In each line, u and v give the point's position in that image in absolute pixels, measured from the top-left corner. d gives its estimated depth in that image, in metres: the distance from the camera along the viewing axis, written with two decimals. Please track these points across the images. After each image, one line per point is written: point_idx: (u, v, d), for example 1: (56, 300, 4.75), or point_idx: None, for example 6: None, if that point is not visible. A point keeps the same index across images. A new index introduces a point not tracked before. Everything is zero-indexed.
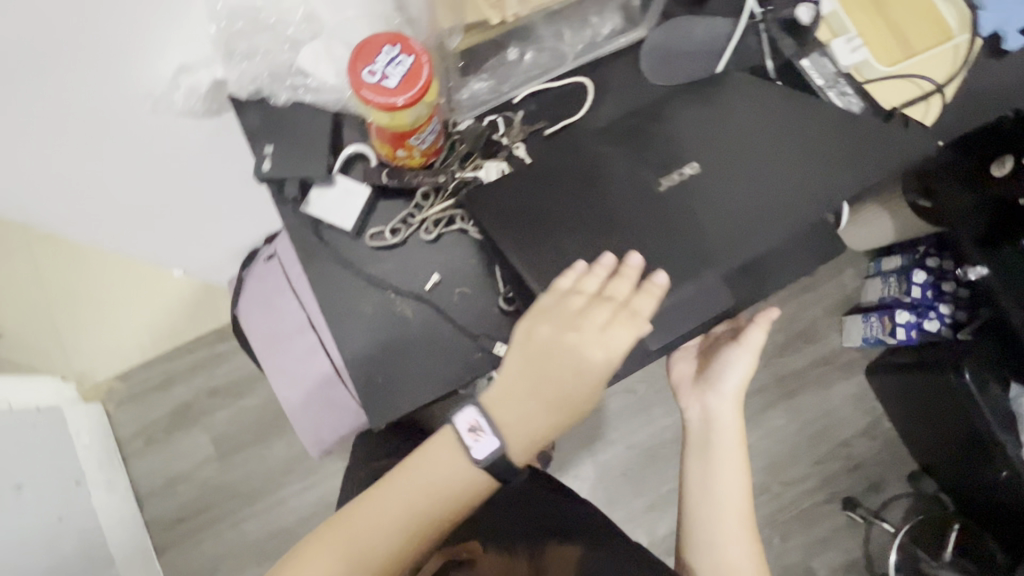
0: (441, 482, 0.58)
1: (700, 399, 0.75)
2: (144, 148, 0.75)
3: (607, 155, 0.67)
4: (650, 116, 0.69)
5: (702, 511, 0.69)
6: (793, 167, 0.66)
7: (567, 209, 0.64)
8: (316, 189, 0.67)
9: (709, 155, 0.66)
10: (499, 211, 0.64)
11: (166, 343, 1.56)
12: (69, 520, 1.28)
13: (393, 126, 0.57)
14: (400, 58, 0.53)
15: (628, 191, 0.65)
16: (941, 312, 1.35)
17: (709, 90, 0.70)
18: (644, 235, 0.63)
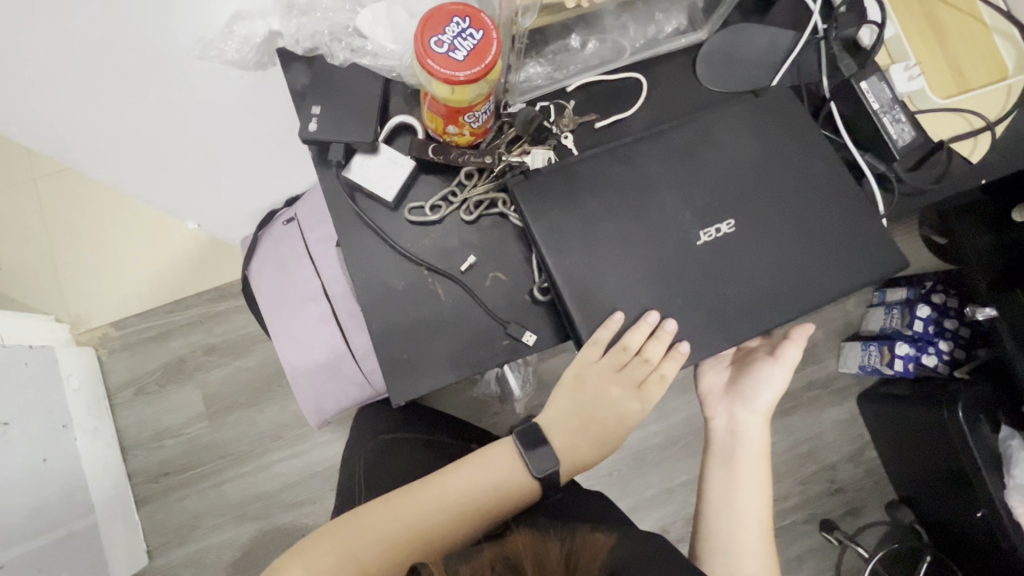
0: (491, 476, 0.66)
1: (728, 409, 0.75)
2: (183, 98, 0.72)
3: (655, 188, 0.66)
4: (703, 140, 0.68)
5: (721, 518, 0.68)
6: (821, 227, 0.67)
7: (609, 239, 0.64)
8: (360, 156, 0.66)
9: (752, 209, 0.67)
10: (556, 203, 0.63)
11: (166, 295, 1.54)
12: (54, 462, 1.26)
13: (453, 100, 0.56)
14: (469, 31, 0.52)
15: (668, 235, 0.65)
16: (940, 347, 1.38)
17: (766, 103, 0.69)
18: (676, 285, 0.64)
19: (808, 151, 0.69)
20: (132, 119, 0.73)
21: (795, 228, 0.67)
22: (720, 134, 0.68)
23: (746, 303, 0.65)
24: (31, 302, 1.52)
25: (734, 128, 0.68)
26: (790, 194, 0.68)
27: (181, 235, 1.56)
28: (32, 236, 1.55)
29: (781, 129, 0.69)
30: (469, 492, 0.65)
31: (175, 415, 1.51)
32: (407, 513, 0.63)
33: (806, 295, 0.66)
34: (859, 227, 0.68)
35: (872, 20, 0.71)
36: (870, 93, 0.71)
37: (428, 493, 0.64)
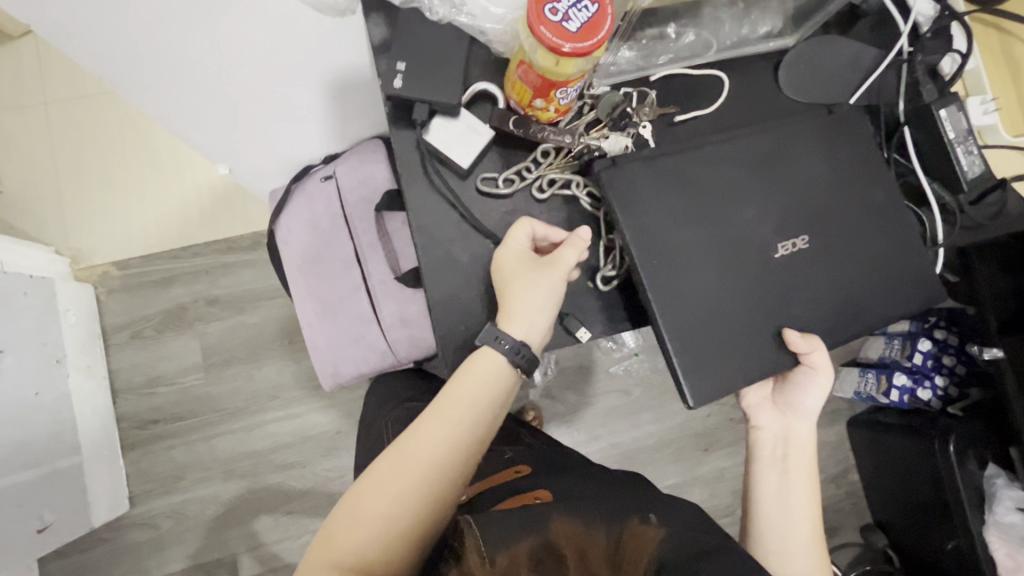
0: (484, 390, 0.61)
1: (778, 416, 0.72)
2: (254, 32, 0.69)
3: (739, 196, 0.64)
4: (786, 150, 0.67)
5: (775, 524, 0.66)
6: (884, 255, 0.68)
7: (694, 244, 0.62)
8: (440, 119, 0.64)
9: (825, 228, 0.67)
10: (641, 199, 0.62)
11: (174, 241, 1.49)
12: (45, 397, 1.22)
13: (554, 71, 0.55)
14: (584, 3, 0.50)
15: (747, 244, 0.64)
16: (935, 382, 1.39)
17: (846, 119, 0.69)
18: (753, 298, 0.63)
19: (879, 174, 0.69)
20: (196, 49, 0.69)
21: (860, 249, 0.67)
22: (799, 148, 0.67)
23: (805, 320, 0.65)
24: (32, 230, 1.46)
25: (814, 144, 0.67)
26: (860, 215, 0.68)
27: (195, 180, 1.51)
28: (38, 161, 1.49)
29: (856, 151, 0.69)
30: (475, 410, 0.61)
31: (170, 363, 1.48)
32: (425, 459, 0.58)
33: (861, 318, 0.67)
34: (915, 258, 0.69)
35: (956, 49, 0.72)
36: (947, 121, 0.70)
37: (438, 427, 0.59)
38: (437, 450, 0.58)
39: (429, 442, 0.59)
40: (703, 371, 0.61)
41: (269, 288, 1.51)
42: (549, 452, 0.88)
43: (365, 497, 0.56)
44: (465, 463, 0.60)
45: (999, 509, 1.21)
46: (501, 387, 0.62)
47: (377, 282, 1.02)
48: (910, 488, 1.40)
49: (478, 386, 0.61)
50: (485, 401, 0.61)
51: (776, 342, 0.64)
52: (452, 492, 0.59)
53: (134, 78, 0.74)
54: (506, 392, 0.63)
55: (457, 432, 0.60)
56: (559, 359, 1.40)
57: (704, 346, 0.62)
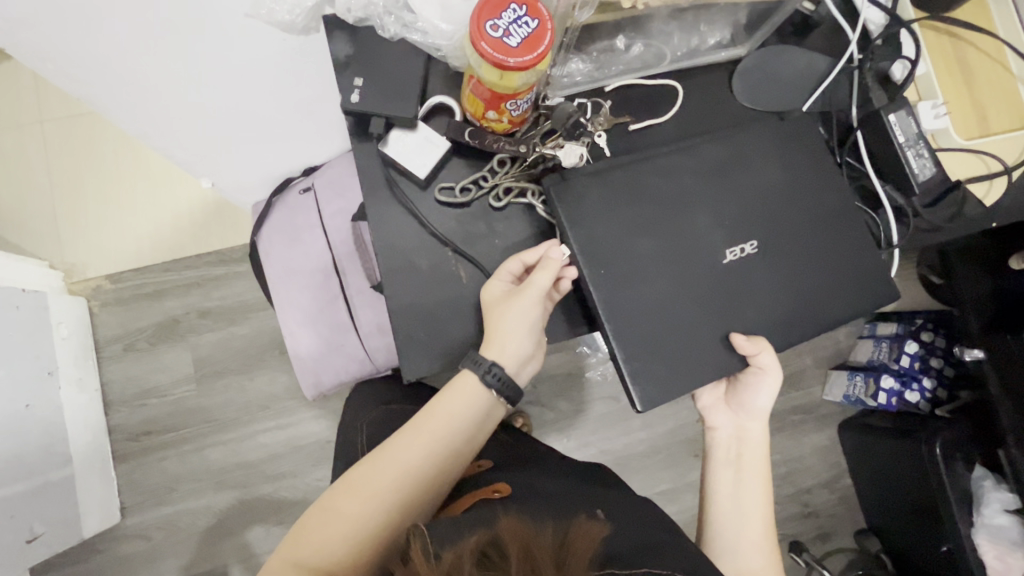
0: (462, 409, 0.65)
1: (731, 416, 0.76)
2: (223, 53, 0.72)
3: (690, 204, 0.66)
4: (737, 158, 0.68)
5: (727, 521, 0.70)
6: (838, 257, 0.70)
7: (645, 254, 0.64)
8: (397, 132, 0.67)
9: (777, 232, 0.68)
10: (591, 209, 0.64)
11: (165, 254, 1.52)
12: (36, 410, 1.24)
13: (500, 85, 0.57)
14: (525, 19, 0.53)
15: (698, 252, 0.66)
16: (923, 384, 1.39)
17: (797, 126, 0.71)
18: (704, 305, 0.65)
19: (831, 180, 0.71)
20: (167, 72, 0.72)
21: (813, 253, 0.69)
22: (749, 156, 0.69)
23: (753, 322, 0.66)
24: (27, 246, 1.49)
25: (764, 151, 0.69)
26: (812, 220, 0.69)
27: (187, 194, 1.54)
28: (34, 179, 1.52)
29: (806, 157, 0.70)
30: (452, 427, 0.64)
31: (163, 374, 1.50)
32: (400, 469, 0.61)
33: (813, 321, 0.69)
34: (866, 261, 0.71)
35: (905, 56, 0.74)
36: (897, 125, 0.73)
37: (416, 439, 0.63)
38: (412, 460, 0.62)
39: (405, 452, 0.62)
40: (655, 378, 0.63)
41: (259, 300, 1.53)
42: (519, 448, 0.88)
43: (338, 497, 0.59)
44: (438, 477, 0.63)
45: (988, 513, 1.25)
46: (479, 409, 0.66)
47: (353, 291, 1.03)
48: (895, 489, 1.40)
49: (457, 408, 0.65)
50: (462, 418, 0.65)
51: (725, 346, 0.66)
52: (423, 502, 0.61)
53: (111, 103, 0.76)
54: (484, 414, 0.67)
55: (433, 445, 0.63)
56: (545, 365, 1.41)
57: (655, 354, 0.63)
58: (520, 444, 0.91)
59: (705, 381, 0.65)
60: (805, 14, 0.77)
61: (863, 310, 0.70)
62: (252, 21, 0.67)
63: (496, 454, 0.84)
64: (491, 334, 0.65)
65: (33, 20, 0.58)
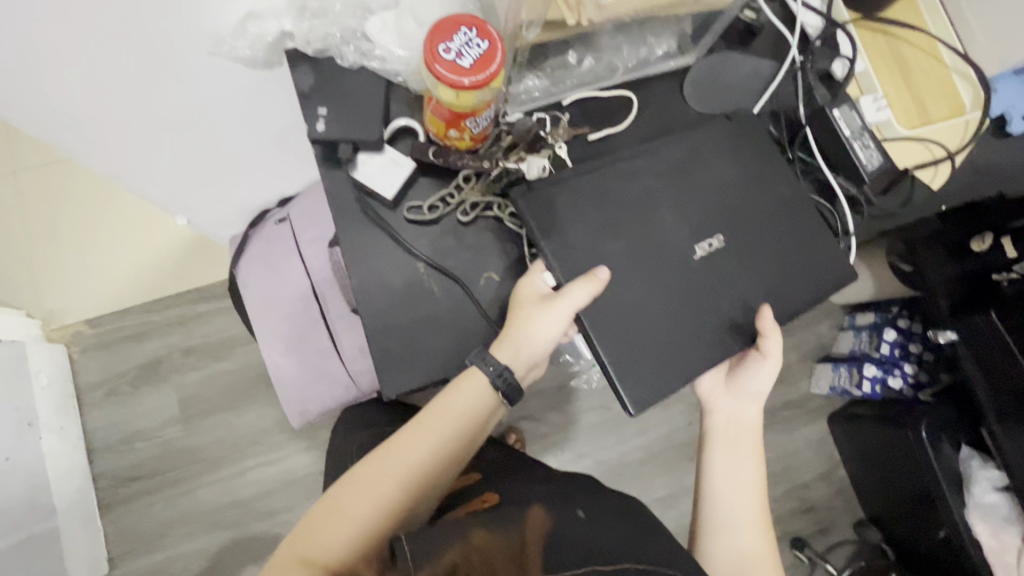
0: (467, 405, 0.65)
1: (731, 401, 0.77)
2: (190, 92, 0.74)
3: (651, 200, 0.69)
4: (692, 161, 0.71)
5: (725, 498, 0.71)
6: (797, 245, 0.72)
7: (616, 255, 0.66)
8: (364, 154, 0.69)
9: (737, 227, 0.71)
10: (561, 209, 0.66)
11: (144, 295, 1.51)
12: (16, 462, 1.23)
13: (457, 104, 0.59)
14: (476, 40, 0.55)
15: (665, 247, 0.68)
16: (905, 371, 1.41)
17: (745, 123, 0.74)
18: (678, 299, 0.67)
19: (782, 172, 0.74)
20: (139, 114, 0.74)
21: (771, 238, 0.72)
22: (703, 156, 0.72)
23: (724, 313, 0.68)
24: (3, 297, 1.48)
25: (715, 149, 0.72)
26: (765, 210, 0.72)
27: (164, 233, 1.54)
28: (7, 229, 1.52)
29: (757, 153, 0.74)
30: (459, 425, 0.64)
31: (147, 418, 1.47)
32: (406, 464, 0.61)
33: (780, 306, 0.71)
34: (818, 244, 0.73)
35: (843, 55, 0.79)
36: (841, 120, 0.77)
37: (420, 437, 0.63)
38: (416, 458, 0.61)
39: (412, 450, 0.62)
40: (638, 376, 0.65)
41: (241, 334, 1.52)
42: (510, 461, 0.89)
43: (347, 494, 0.59)
44: (443, 475, 0.63)
45: (978, 490, 1.21)
46: (484, 407, 0.65)
47: (332, 316, 1.04)
48: (886, 476, 1.42)
49: (463, 404, 0.64)
50: (472, 416, 0.65)
51: (714, 339, 0.68)
52: (428, 498, 0.62)
53: (85, 150, 0.77)
54: (489, 412, 0.66)
55: (439, 442, 0.63)
56: (535, 381, 1.41)
57: (638, 350, 0.65)
58: (512, 455, 0.92)
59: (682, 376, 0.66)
60: (748, 22, 0.80)
61: (824, 292, 0.73)
62: (217, 59, 0.69)
63: (485, 467, 0.85)
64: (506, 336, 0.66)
65: (1, 73, 0.59)
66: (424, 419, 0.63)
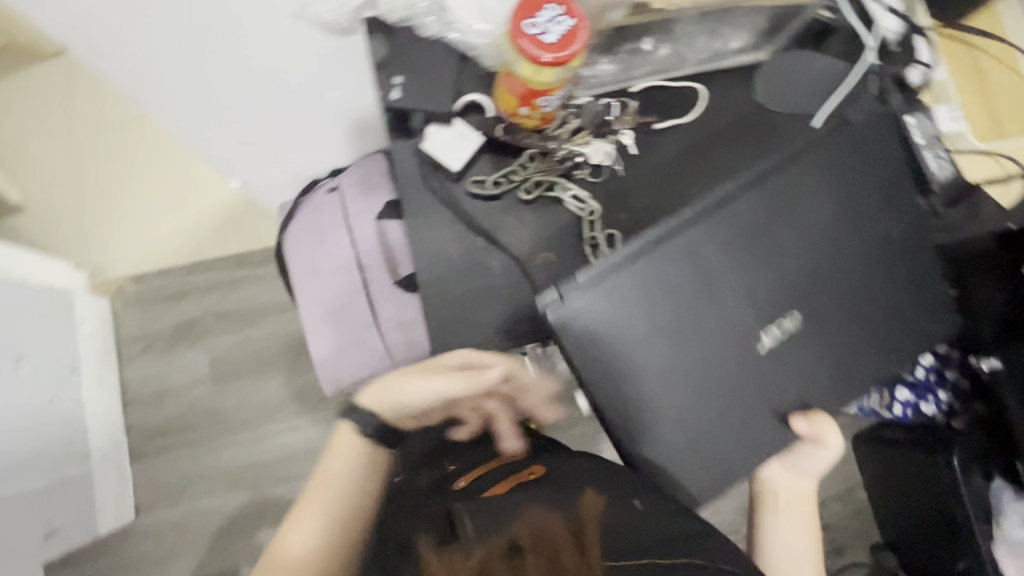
0: (349, 462, 0.74)
1: (788, 473, 0.78)
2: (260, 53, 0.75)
3: (719, 291, 0.66)
4: (783, 190, 0.67)
5: (782, 565, 0.74)
6: (874, 284, 0.72)
7: (685, 342, 0.66)
8: (434, 126, 0.70)
9: (813, 298, 0.69)
10: (631, 293, 0.65)
11: (185, 256, 1.56)
12: (58, 404, 1.30)
13: (534, 81, 0.59)
14: (560, 18, 0.56)
15: (725, 348, 0.67)
16: (939, 397, 1.27)
17: (846, 142, 0.70)
18: (744, 389, 0.68)
19: (872, 221, 0.71)
20: (209, 68, 0.76)
21: (838, 307, 0.71)
22: (795, 203, 0.68)
23: (778, 397, 0.70)
24: (54, 247, 1.55)
25: (807, 196, 0.68)
26: (843, 268, 0.70)
27: (208, 198, 1.58)
28: (62, 182, 1.58)
29: (853, 174, 0.70)
30: (347, 481, 0.73)
31: (179, 374, 1.52)
32: (309, 537, 0.69)
33: (846, 378, 0.72)
34: (883, 307, 0.73)
35: (922, 61, 0.78)
36: (916, 127, 0.77)
37: (314, 509, 0.71)
38: (313, 529, 0.70)
39: (310, 524, 0.70)
40: (698, 468, 0.68)
41: (274, 303, 1.55)
42: (544, 439, 0.88)
43: None
44: (350, 524, 0.71)
45: (1006, 524, 1.26)
46: (365, 458, 0.75)
47: (373, 290, 1.06)
48: (906, 503, 1.38)
49: (346, 463, 0.74)
50: (356, 467, 0.74)
51: (781, 424, 0.70)
52: (343, 554, 0.69)
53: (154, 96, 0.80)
54: (372, 457, 0.75)
55: (330, 506, 0.72)
56: None
57: (700, 441, 0.68)
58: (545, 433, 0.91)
59: (731, 469, 0.69)
60: (823, 22, 0.79)
61: (882, 368, 0.73)
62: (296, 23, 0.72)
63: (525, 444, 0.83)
64: (378, 389, 0.75)
65: None
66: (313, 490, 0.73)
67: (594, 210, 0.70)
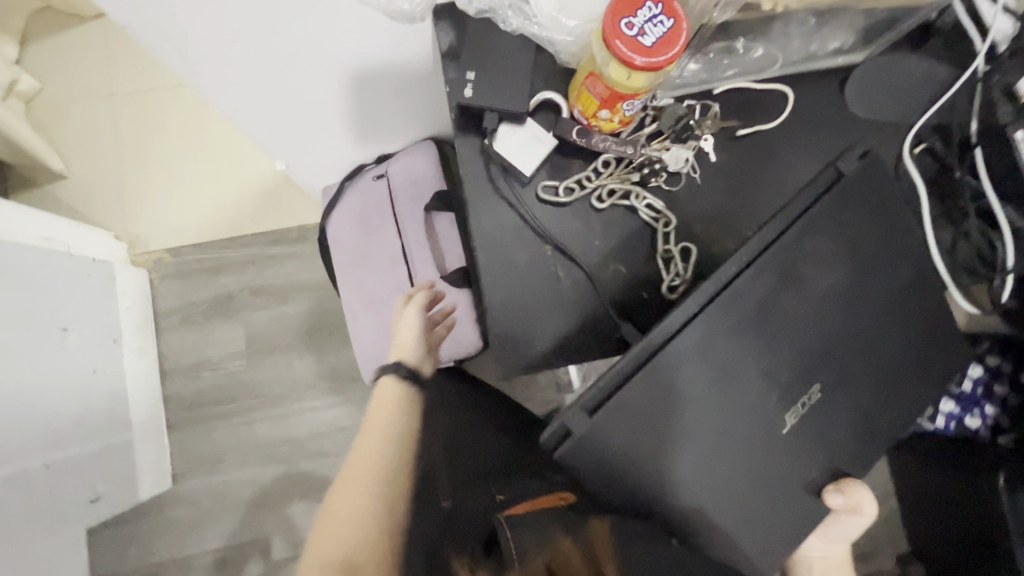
0: (388, 406, 0.85)
1: (823, 541, 0.81)
2: (302, 34, 0.73)
3: (738, 377, 0.61)
4: (790, 248, 0.62)
5: None
6: (898, 335, 0.67)
7: (701, 431, 0.60)
8: (506, 126, 0.65)
9: (832, 367, 0.64)
10: (640, 388, 0.59)
11: (223, 230, 1.55)
12: (101, 374, 1.32)
13: (623, 86, 0.55)
14: (660, 18, 0.51)
15: (749, 431, 0.61)
16: (986, 410, 1.22)
17: (857, 193, 0.64)
18: (776, 473, 0.62)
19: (883, 282, 0.65)
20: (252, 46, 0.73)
21: (864, 379, 0.65)
22: (802, 267, 0.62)
23: (813, 475, 0.64)
24: (94, 216, 1.55)
25: (815, 260, 0.63)
26: (860, 337, 0.65)
27: (246, 172, 1.57)
28: (102, 151, 1.58)
29: (865, 217, 0.65)
30: (391, 418, 0.84)
31: (215, 347, 1.54)
32: (370, 467, 0.78)
33: (878, 440, 0.67)
34: (910, 366, 0.68)
35: None
36: None
37: (372, 443, 0.81)
38: (373, 460, 0.79)
39: (369, 456, 0.79)
40: (736, 554, 0.63)
41: (310, 281, 1.55)
42: None
43: (336, 515, 0.73)
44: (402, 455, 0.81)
45: None
46: (401, 396, 0.87)
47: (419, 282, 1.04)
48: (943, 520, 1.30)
49: (387, 406, 0.85)
50: (394, 408, 0.85)
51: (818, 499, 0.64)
52: (400, 476, 0.78)
53: (198, 76, 0.78)
54: (407, 395, 0.87)
55: (384, 441, 0.81)
56: None
57: (734, 529, 0.62)
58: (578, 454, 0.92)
59: (777, 560, 0.64)
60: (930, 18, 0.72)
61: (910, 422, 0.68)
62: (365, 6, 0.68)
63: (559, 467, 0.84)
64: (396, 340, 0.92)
65: None
66: (368, 432, 0.83)
67: (670, 222, 0.66)
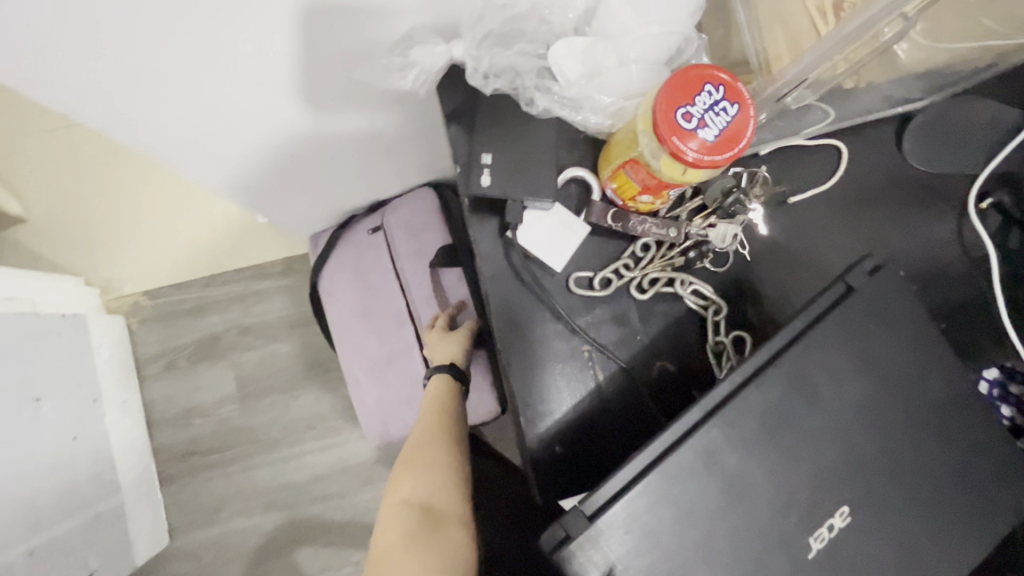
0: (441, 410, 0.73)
1: None
2: (257, 79, 0.63)
3: (748, 502, 0.54)
4: (802, 358, 0.56)
5: None
6: (951, 452, 0.57)
7: (713, 567, 0.52)
8: (532, 212, 0.60)
9: (869, 489, 0.55)
10: (634, 517, 0.52)
11: (203, 266, 1.44)
12: (83, 439, 1.21)
13: (677, 178, 0.52)
14: (722, 104, 0.47)
15: (770, 565, 0.53)
16: None
17: (871, 295, 0.58)
18: None
19: (919, 390, 0.57)
20: (175, 105, 0.64)
21: (907, 505, 0.56)
22: (816, 380, 0.56)
23: None
24: (60, 260, 1.43)
25: (832, 371, 0.56)
26: (897, 454, 0.56)
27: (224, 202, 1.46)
28: (61, 189, 1.45)
29: (887, 319, 0.58)
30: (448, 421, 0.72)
31: (204, 394, 1.43)
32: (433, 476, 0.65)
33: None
34: (968, 489, 0.57)
35: None
36: None
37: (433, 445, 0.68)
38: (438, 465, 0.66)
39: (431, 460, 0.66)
40: None
41: (301, 315, 1.44)
42: None
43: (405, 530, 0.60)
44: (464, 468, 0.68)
45: None
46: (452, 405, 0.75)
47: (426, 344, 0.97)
48: None
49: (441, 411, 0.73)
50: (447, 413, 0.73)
51: None
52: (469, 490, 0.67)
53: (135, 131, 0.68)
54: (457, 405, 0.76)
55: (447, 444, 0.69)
56: None
57: None
58: None
59: None
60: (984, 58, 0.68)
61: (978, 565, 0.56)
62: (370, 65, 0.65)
63: None
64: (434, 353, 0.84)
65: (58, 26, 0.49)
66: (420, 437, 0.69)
67: (720, 309, 0.62)
